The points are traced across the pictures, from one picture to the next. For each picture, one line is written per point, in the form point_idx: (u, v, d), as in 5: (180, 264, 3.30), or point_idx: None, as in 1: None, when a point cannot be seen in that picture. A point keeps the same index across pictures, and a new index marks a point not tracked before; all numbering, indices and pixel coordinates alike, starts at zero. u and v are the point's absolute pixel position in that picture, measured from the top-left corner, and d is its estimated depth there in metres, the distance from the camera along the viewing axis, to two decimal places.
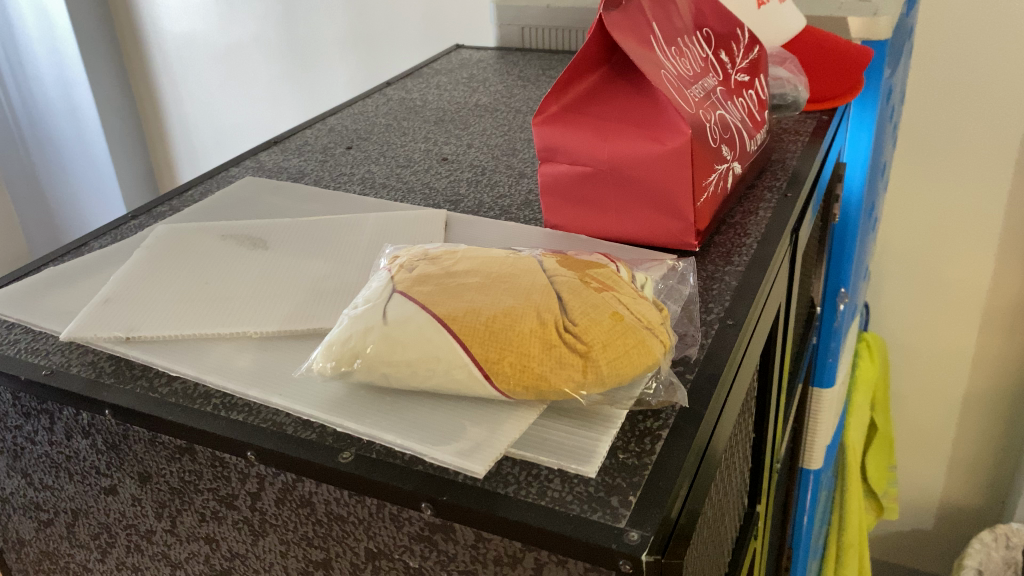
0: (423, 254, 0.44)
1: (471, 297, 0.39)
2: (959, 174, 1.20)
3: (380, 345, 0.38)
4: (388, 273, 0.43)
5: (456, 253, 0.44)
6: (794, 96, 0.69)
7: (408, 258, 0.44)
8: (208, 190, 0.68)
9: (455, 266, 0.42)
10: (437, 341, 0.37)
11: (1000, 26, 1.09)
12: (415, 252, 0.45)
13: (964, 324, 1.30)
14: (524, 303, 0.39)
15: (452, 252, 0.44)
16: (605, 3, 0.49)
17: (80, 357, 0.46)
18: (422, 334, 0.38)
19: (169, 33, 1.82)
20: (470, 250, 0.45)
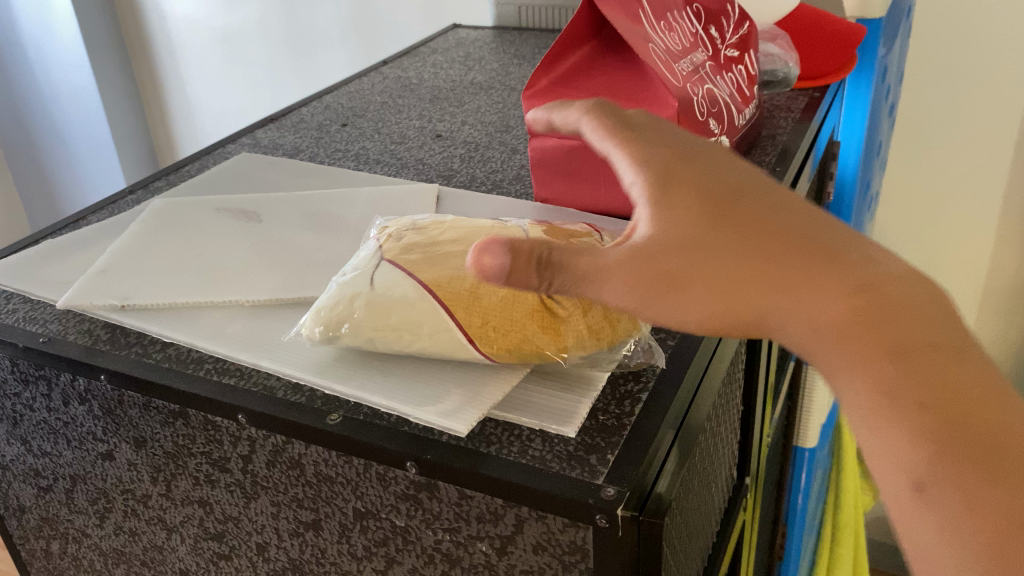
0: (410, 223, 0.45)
1: (456, 264, 0.40)
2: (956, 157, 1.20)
3: (366, 311, 0.39)
4: (374, 241, 0.44)
5: (444, 223, 0.45)
6: (784, 73, 0.70)
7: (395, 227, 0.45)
8: (204, 165, 0.69)
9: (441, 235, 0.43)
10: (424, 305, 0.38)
11: (998, 6, 1.09)
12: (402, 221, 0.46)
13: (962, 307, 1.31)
14: None
15: (441, 220, 0.45)
16: None
17: (77, 325, 0.47)
18: (407, 300, 0.39)
19: (170, 16, 1.83)
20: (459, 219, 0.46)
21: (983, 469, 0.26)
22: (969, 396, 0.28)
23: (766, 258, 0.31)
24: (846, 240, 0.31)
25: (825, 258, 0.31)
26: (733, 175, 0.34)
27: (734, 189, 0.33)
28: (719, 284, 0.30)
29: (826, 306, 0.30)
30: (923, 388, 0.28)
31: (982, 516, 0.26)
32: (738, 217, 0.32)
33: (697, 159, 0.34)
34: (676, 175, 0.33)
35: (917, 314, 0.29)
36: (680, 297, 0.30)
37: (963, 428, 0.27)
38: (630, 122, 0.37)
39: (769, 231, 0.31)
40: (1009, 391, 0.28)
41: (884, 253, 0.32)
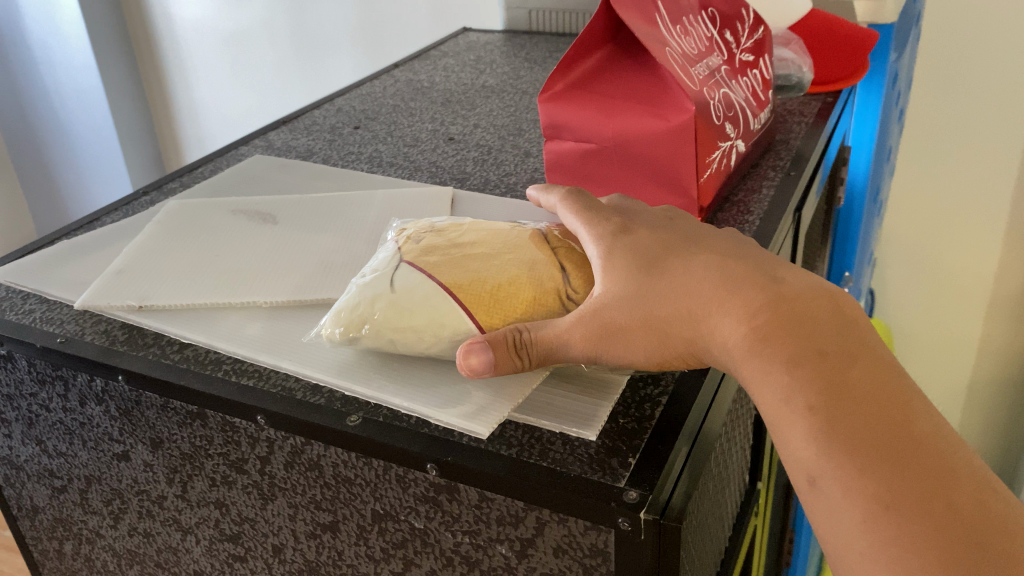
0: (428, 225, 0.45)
1: (477, 266, 0.40)
2: (966, 163, 1.20)
3: (387, 312, 0.39)
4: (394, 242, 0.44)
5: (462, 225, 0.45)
6: (798, 77, 0.71)
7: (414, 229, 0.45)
8: (218, 167, 0.69)
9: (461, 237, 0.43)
10: (445, 308, 0.39)
11: (1008, 12, 1.09)
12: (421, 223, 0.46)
13: (969, 314, 1.30)
14: (527, 273, 0.40)
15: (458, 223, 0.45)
16: None
17: (95, 325, 0.47)
18: (429, 301, 0.39)
19: (177, 18, 1.84)
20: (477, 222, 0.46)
21: (860, 452, 0.31)
22: (851, 393, 0.33)
23: (691, 296, 0.36)
24: (759, 268, 0.37)
25: (735, 290, 0.36)
26: (668, 234, 0.40)
27: (666, 244, 0.39)
28: (653, 324, 0.36)
29: (730, 331, 0.35)
30: (811, 388, 0.33)
31: (863, 493, 0.31)
32: (667, 265, 0.38)
33: (637, 226, 0.41)
34: (618, 242, 0.39)
35: (810, 326, 0.35)
36: (628, 340, 0.36)
37: (850, 419, 0.32)
38: (588, 202, 0.44)
39: (693, 272, 0.37)
40: (893, 384, 0.33)
41: (790, 274, 0.37)
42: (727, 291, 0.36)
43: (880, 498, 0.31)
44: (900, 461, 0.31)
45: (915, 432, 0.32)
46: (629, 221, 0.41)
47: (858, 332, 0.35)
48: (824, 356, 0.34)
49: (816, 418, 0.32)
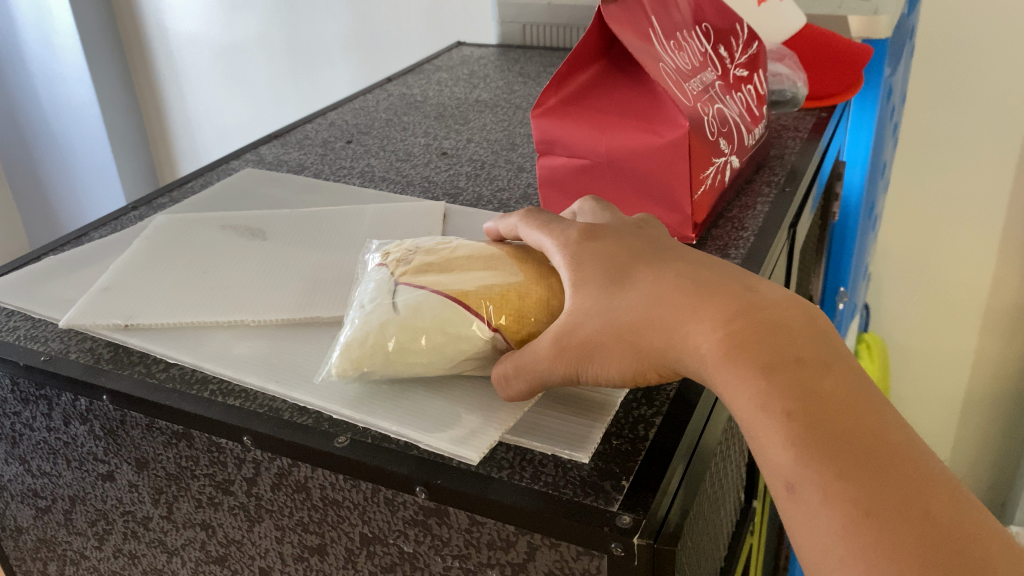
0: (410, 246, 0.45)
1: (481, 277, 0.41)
2: (959, 177, 1.20)
3: (399, 336, 0.38)
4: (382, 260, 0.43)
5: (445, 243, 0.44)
6: (793, 92, 0.70)
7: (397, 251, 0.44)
8: (209, 182, 0.69)
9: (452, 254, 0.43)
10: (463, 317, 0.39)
11: (1001, 28, 1.09)
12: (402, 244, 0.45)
13: (964, 328, 1.30)
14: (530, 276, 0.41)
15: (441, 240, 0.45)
16: None
17: (79, 343, 0.46)
18: (440, 316, 0.38)
19: (173, 31, 1.83)
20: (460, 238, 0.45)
21: (836, 456, 0.30)
22: (828, 397, 0.31)
23: (663, 304, 0.35)
24: (731, 279, 0.36)
25: (707, 298, 0.35)
26: (642, 245, 0.39)
27: (640, 253, 0.38)
28: (626, 336, 0.35)
29: (703, 338, 0.34)
30: (786, 394, 0.31)
31: (841, 499, 0.29)
32: (638, 276, 0.37)
33: (611, 238, 0.40)
34: (589, 254, 0.39)
35: (784, 333, 0.33)
36: (603, 355, 0.36)
37: (825, 422, 0.30)
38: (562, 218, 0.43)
39: (664, 283, 0.36)
40: (867, 391, 0.32)
41: (764, 286, 0.35)
42: (700, 299, 0.35)
43: (859, 503, 0.29)
44: (878, 464, 0.29)
45: (891, 439, 0.30)
46: (602, 232, 0.40)
47: (832, 339, 0.33)
48: (799, 362, 0.32)
49: (791, 423, 0.31)
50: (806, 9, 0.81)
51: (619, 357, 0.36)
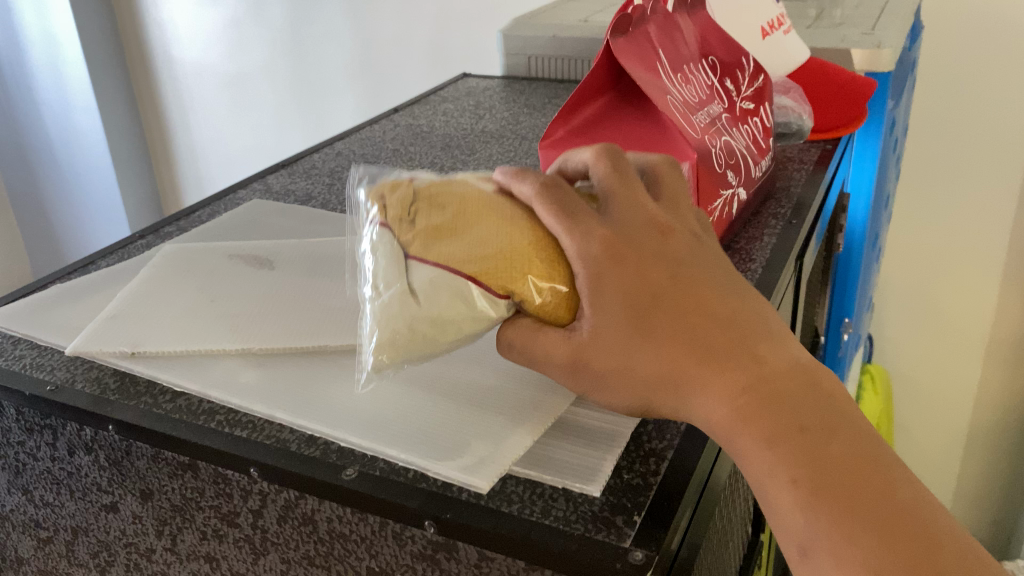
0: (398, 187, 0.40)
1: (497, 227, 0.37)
2: (962, 209, 1.20)
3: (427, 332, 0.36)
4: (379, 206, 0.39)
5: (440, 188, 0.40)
6: (798, 124, 0.70)
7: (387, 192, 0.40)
8: (215, 212, 0.69)
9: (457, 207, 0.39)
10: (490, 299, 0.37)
11: (1001, 61, 1.10)
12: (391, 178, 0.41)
13: (968, 359, 1.30)
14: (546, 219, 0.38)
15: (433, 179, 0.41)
16: (611, 29, 0.51)
17: (85, 372, 0.46)
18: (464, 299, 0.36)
19: (180, 60, 1.85)
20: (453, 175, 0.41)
21: (848, 523, 0.31)
22: (836, 465, 0.32)
23: (678, 361, 0.34)
24: (742, 338, 0.34)
25: (721, 365, 0.34)
26: (661, 265, 0.35)
27: (662, 293, 0.35)
28: (640, 389, 0.35)
29: (714, 409, 0.33)
30: (796, 466, 0.32)
31: (852, 565, 0.30)
32: (657, 319, 0.34)
33: (631, 250, 0.35)
34: (607, 281, 0.35)
35: (790, 404, 0.33)
36: (614, 393, 0.35)
37: (836, 490, 0.31)
38: (567, 190, 0.37)
39: (680, 337, 0.34)
40: (873, 452, 0.33)
41: (769, 344, 0.35)
42: (712, 361, 0.34)
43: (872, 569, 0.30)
44: (889, 531, 0.30)
45: (897, 503, 0.31)
46: (620, 237, 0.36)
47: (839, 404, 0.34)
48: (805, 433, 0.32)
49: (802, 495, 0.31)
50: (809, 42, 0.81)
51: (627, 400, 0.35)
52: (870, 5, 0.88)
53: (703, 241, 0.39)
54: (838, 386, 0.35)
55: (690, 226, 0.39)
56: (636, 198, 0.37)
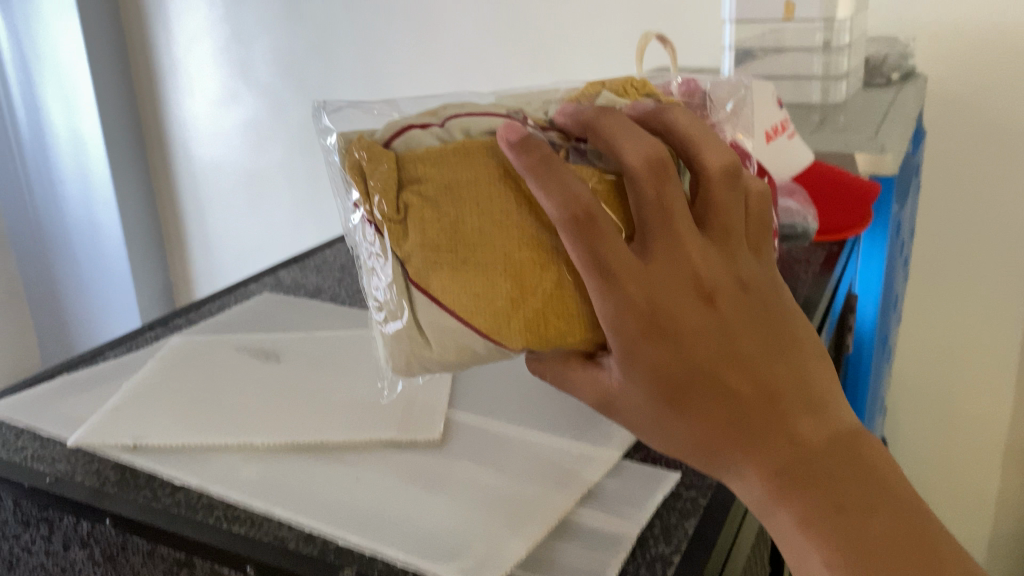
0: (393, 178, 0.42)
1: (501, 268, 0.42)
2: (972, 310, 1.20)
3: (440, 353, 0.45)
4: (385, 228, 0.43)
5: (438, 188, 0.42)
6: (804, 226, 0.69)
7: (382, 193, 0.42)
8: (225, 304, 0.70)
9: (457, 230, 0.42)
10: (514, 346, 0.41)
11: (1004, 166, 1.11)
12: (383, 171, 0.42)
13: (985, 463, 1.27)
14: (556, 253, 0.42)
15: (429, 172, 0.42)
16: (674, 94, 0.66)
17: (86, 464, 0.45)
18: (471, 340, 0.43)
19: (199, 158, 1.91)
20: (453, 160, 0.42)
21: None
22: (867, 535, 0.36)
23: (710, 424, 0.38)
24: (780, 420, 0.38)
25: (757, 433, 0.38)
26: (702, 336, 0.38)
27: (695, 361, 0.38)
28: (682, 444, 0.40)
29: (751, 472, 0.38)
30: (830, 538, 0.36)
31: None
32: (691, 391, 0.39)
33: (673, 326, 0.38)
34: (646, 353, 0.39)
35: (823, 479, 0.37)
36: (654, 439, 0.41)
37: (866, 558, 0.35)
38: (611, 241, 0.38)
39: (715, 410, 0.38)
40: (906, 521, 0.37)
41: (805, 417, 0.39)
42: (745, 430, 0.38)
43: None
44: None
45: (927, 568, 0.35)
46: (662, 306, 0.38)
47: (873, 473, 0.38)
48: (841, 512, 0.37)
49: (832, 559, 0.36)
50: (813, 147, 0.83)
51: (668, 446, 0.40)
52: (872, 112, 0.90)
53: (755, 280, 0.41)
54: (871, 454, 0.39)
55: (743, 262, 0.41)
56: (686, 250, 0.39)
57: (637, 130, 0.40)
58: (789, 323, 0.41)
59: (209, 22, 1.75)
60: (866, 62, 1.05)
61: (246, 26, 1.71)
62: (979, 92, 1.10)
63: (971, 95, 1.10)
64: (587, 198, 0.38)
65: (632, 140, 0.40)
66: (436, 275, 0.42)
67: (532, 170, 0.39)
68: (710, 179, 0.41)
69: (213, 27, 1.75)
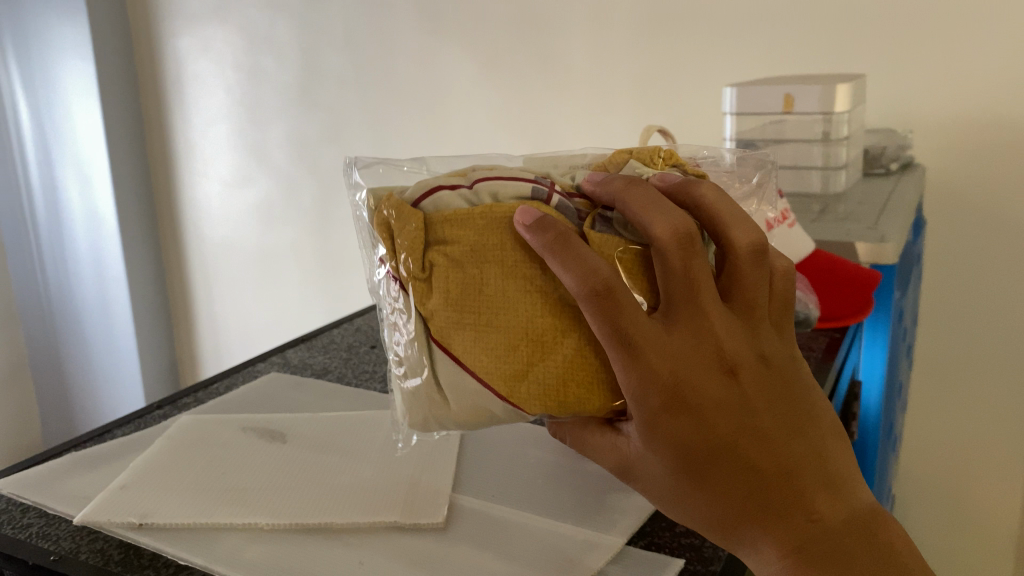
0: (418, 235, 0.44)
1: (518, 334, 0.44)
2: (977, 398, 1.20)
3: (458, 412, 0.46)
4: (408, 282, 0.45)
5: (462, 250, 0.44)
6: (805, 313, 0.70)
7: (408, 248, 0.45)
8: (233, 383, 0.70)
9: (476, 293, 0.44)
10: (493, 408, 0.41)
11: (1004, 256, 1.13)
12: (409, 229, 0.44)
13: (995, 555, 1.25)
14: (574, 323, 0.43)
15: (455, 233, 0.44)
16: None
17: (90, 543, 0.46)
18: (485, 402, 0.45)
19: (209, 237, 1.94)
20: (479, 223, 0.44)
21: None
22: None
23: (727, 503, 0.41)
24: (800, 500, 0.41)
25: (773, 519, 0.41)
26: (723, 412, 0.40)
27: (714, 438, 0.40)
28: (697, 516, 0.42)
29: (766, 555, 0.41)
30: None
31: None
32: (709, 466, 0.40)
33: (697, 402, 0.40)
34: (668, 426, 0.40)
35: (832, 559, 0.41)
36: (670, 511, 0.43)
37: None
38: (633, 315, 0.40)
39: (732, 486, 0.41)
40: None
41: (822, 497, 0.41)
42: (760, 504, 0.41)
43: None
44: None
45: None
46: (684, 381, 0.40)
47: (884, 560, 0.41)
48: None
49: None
50: (814, 236, 0.84)
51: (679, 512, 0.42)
52: (872, 203, 0.91)
53: (776, 357, 0.43)
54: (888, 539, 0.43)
55: (766, 339, 0.43)
56: (708, 326, 0.41)
57: (662, 203, 0.42)
58: (807, 400, 0.44)
59: (226, 107, 1.81)
60: (865, 153, 1.07)
61: (263, 111, 1.76)
62: (977, 184, 1.12)
63: (969, 186, 1.13)
64: (606, 271, 0.40)
65: (660, 214, 0.41)
66: (455, 336, 0.45)
67: (552, 248, 0.41)
68: (739, 255, 0.42)
69: (230, 112, 1.80)
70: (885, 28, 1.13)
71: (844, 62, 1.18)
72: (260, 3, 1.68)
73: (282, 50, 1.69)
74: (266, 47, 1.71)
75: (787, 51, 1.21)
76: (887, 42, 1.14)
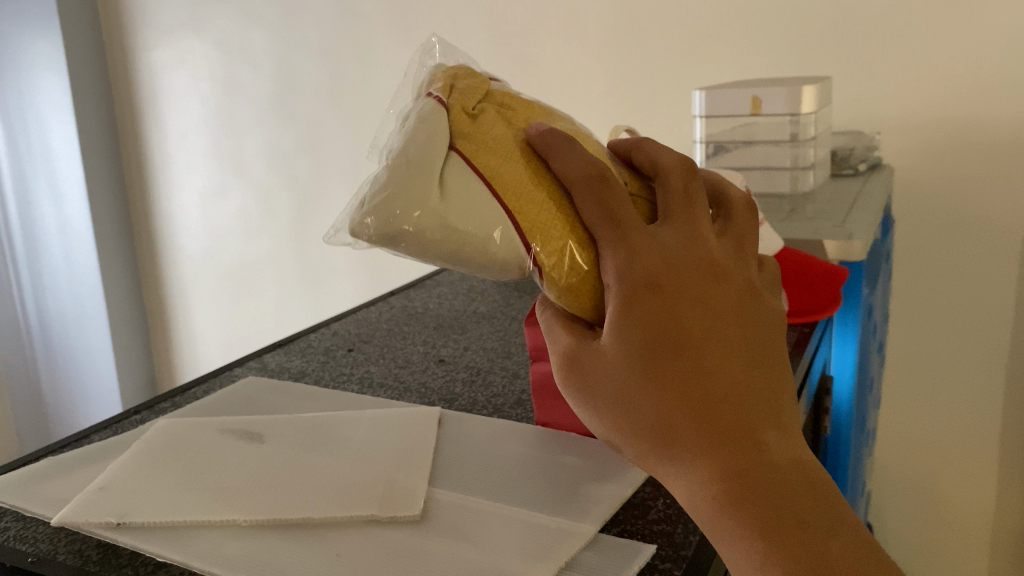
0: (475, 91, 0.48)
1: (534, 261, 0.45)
2: (948, 393, 1.22)
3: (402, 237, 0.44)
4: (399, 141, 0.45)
5: (515, 113, 0.48)
6: None
7: (464, 91, 0.48)
8: (211, 388, 0.71)
9: (502, 158, 0.45)
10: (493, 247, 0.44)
11: (971, 249, 1.15)
12: (475, 82, 0.49)
13: (971, 549, 1.27)
14: None
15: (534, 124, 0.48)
16: None
17: (68, 544, 0.46)
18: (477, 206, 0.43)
19: (185, 248, 1.94)
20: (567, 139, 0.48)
21: None
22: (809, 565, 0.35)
23: (669, 406, 0.38)
24: (750, 427, 0.38)
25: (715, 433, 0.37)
26: (705, 312, 0.40)
27: (672, 340, 0.39)
28: (628, 414, 0.39)
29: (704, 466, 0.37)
30: (782, 555, 0.35)
31: None
32: (675, 355, 0.38)
33: (669, 286, 0.39)
34: (640, 307, 0.39)
35: (781, 502, 0.36)
36: (601, 416, 0.40)
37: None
38: (620, 200, 0.41)
39: (700, 395, 0.38)
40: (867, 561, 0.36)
41: (775, 436, 0.38)
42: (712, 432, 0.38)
43: None
44: None
45: None
46: (672, 269, 0.40)
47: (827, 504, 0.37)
48: (806, 531, 0.36)
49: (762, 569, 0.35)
50: (782, 234, 0.85)
51: (602, 415, 0.40)
52: (840, 202, 0.93)
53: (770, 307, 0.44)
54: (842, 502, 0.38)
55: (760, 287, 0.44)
56: (702, 234, 0.42)
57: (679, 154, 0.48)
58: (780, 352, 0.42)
59: (202, 118, 1.81)
60: (833, 154, 1.09)
61: (239, 122, 1.76)
62: (943, 183, 1.15)
63: (933, 185, 1.15)
64: (599, 167, 0.43)
65: (669, 153, 0.47)
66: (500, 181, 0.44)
67: (556, 142, 0.44)
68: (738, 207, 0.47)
69: (205, 121, 1.80)
70: (850, 33, 1.16)
71: (812, 66, 1.20)
72: (234, 14, 1.69)
73: (255, 61, 1.69)
74: (240, 58, 1.71)
75: (757, 57, 1.23)
76: (854, 48, 1.16)
